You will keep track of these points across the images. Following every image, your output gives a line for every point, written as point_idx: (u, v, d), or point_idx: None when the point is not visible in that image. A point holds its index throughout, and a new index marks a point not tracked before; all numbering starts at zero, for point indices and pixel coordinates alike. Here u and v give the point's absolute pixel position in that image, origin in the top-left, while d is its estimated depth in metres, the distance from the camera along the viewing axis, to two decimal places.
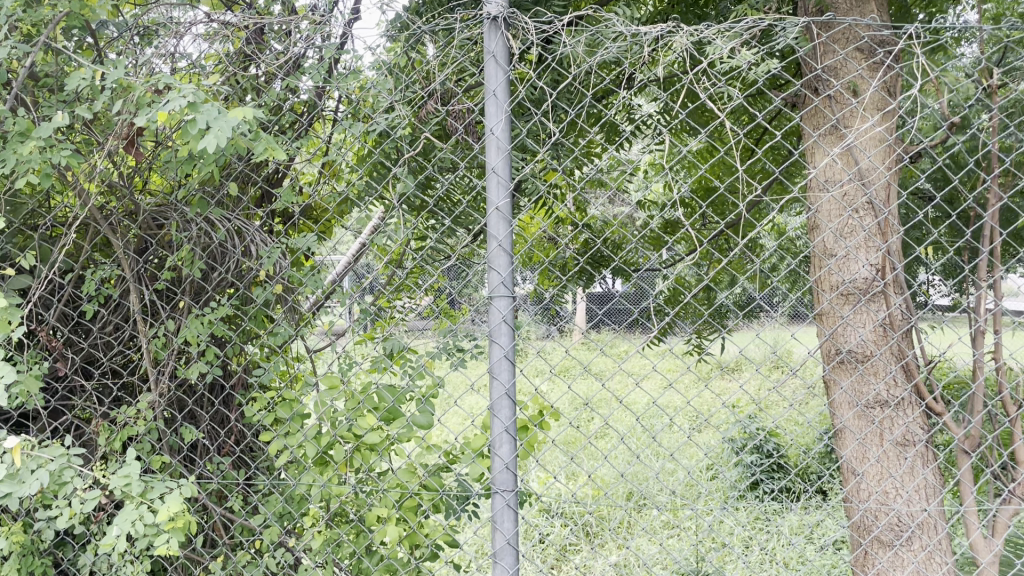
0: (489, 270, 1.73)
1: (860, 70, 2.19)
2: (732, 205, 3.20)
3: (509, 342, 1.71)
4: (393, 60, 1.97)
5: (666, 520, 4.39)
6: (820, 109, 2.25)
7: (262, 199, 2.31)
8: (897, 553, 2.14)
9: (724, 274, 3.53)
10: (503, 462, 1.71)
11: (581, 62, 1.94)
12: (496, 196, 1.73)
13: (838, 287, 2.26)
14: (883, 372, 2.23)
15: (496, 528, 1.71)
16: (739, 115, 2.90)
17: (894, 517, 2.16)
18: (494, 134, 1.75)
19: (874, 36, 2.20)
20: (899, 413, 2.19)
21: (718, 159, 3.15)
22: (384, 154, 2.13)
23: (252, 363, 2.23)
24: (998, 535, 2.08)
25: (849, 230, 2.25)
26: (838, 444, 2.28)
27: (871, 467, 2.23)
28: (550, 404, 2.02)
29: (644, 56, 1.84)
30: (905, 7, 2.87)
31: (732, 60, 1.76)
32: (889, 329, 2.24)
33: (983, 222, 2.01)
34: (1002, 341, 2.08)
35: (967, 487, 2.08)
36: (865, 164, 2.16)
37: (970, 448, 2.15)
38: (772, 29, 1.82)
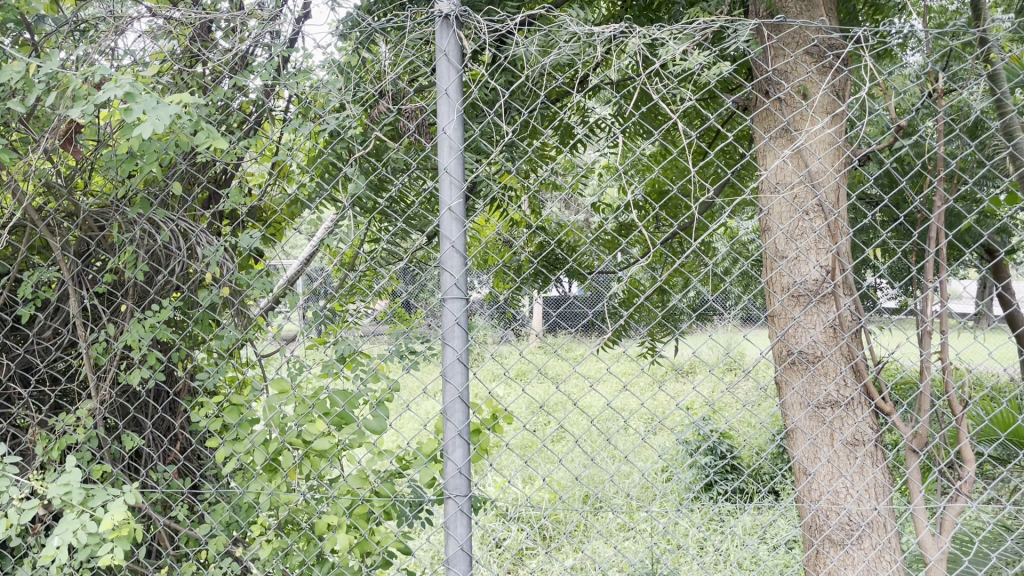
0: (442, 271, 1.69)
1: (811, 71, 2.20)
2: (685, 207, 3.22)
3: (461, 345, 1.67)
4: (343, 59, 1.93)
5: (622, 523, 4.43)
6: (771, 111, 2.26)
7: (209, 200, 2.25)
8: (848, 551, 2.15)
9: (677, 277, 3.57)
10: (457, 466, 1.68)
11: (534, 61, 1.93)
12: (449, 197, 1.70)
13: (790, 289, 2.27)
14: (834, 372, 2.24)
15: (448, 535, 1.67)
16: (692, 118, 2.91)
17: (845, 516, 2.18)
18: (446, 133, 1.72)
19: (824, 40, 2.22)
20: (849, 413, 2.22)
21: (671, 161, 3.17)
22: (336, 154, 2.09)
23: (198, 369, 2.18)
24: (946, 532, 2.08)
25: (800, 232, 2.26)
26: (790, 444, 2.29)
27: (822, 467, 2.24)
28: (504, 407, 1.97)
29: (598, 56, 1.82)
30: (852, 13, 2.93)
31: (685, 62, 1.77)
32: (839, 330, 2.24)
33: (930, 225, 2.03)
34: (949, 341, 2.10)
35: (916, 486, 2.08)
36: (815, 166, 2.18)
37: (918, 446, 2.15)
38: (724, 32, 1.83)
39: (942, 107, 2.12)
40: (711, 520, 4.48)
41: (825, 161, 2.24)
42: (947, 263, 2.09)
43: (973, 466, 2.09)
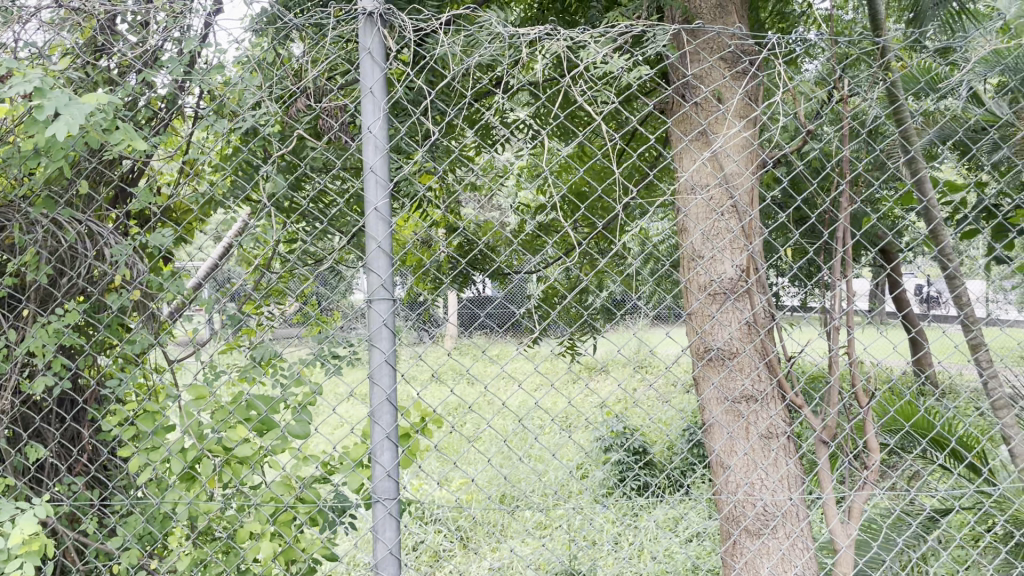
0: (368, 272, 1.67)
1: (727, 75, 2.26)
2: (604, 207, 3.28)
3: (389, 347, 1.65)
4: (260, 55, 1.88)
5: (541, 522, 4.48)
6: (688, 114, 2.30)
7: (116, 198, 2.15)
8: (765, 541, 2.21)
9: (595, 277, 3.63)
10: (385, 469, 1.66)
11: (457, 62, 1.92)
12: (374, 196, 1.68)
13: (707, 288, 2.32)
14: (750, 368, 2.30)
15: (376, 539, 1.65)
16: (610, 120, 2.96)
17: (761, 506, 2.24)
18: (372, 133, 1.69)
19: (737, 47, 2.27)
20: (764, 407, 2.29)
21: (590, 162, 3.23)
22: (253, 153, 2.04)
23: (107, 375, 2.09)
24: (854, 520, 2.17)
25: (717, 233, 2.29)
26: (709, 439, 2.34)
27: (740, 460, 2.30)
28: (431, 408, 1.93)
29: (522, 57, 1.83)
30: (759, 20, 3.03)
31: (607, 66, 1.81)
32: (753, 327, 2.31)
33: (839, 226, 2.11)
34: (855, 337, 2.20)
35: (826, 476, 2.17)
36: (731, 169, 2.24)
37: (829, 438, 2.23)
38: (644, 35, 1.89)
39: (847, 113, 2.21)
40: (628, 516, 4.58)
41: (739, 163, 2.30)
42: (855, 261, 2.18)
43: (879, 455, 2.19)
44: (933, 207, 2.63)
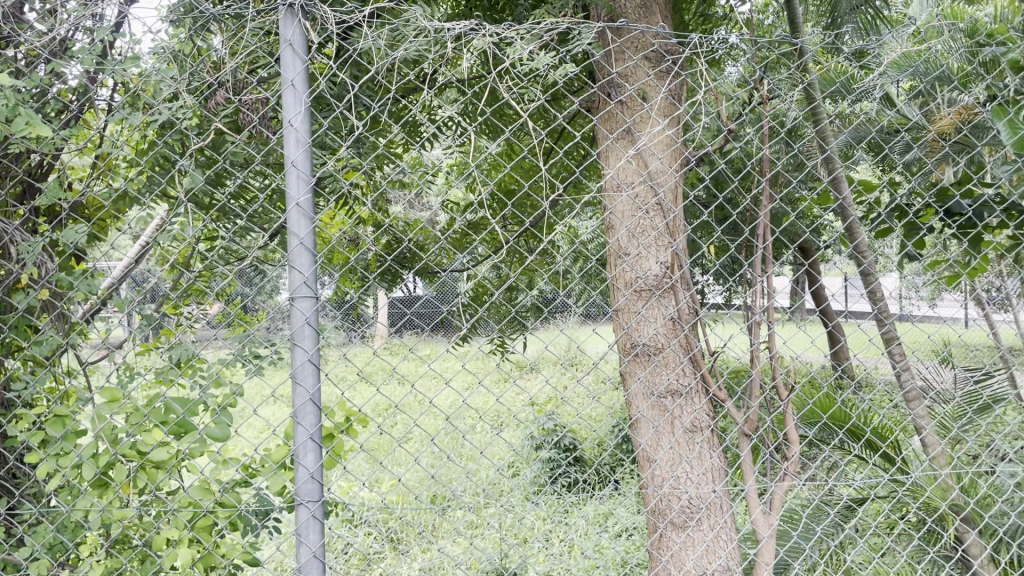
0: (290, 270, 1.62)
1: (651, 74, 2.27)
2: (531, 206, 3.30)
3: (312, 346, 1.61)
4: (177, 46, 1.82)
5: (472, 521, 4.47)
6: (613, 112, 2.31)
7: (23, 194, 2.03)
8: (690, 533, 2.24)
9: (524, 275, 3.64)
10: (308, 471, 1.62)
11: (382, 55, 1.90)
12: (296, 192, 1.64)
13: (633, 284, 2.34)
14: (674, 363, 2.33)
15: (300, 542, 1.61)
16: (537, 118, 2.98)
17: (686, 500, 2.27)
18: (293, 126, 1.65)
19: (660, 46, 2.30)
20: (689, 402, 2.32)
21: (517, 161, 3.24)
22: (170, 147, 1.97)
23: (13, 379, 1.99)
24: (776, 510, 2.22)
25: (642, 230, 2.31)
26: (635, 434, 2.36)
27: (665, 454, 2.33)
28: (357, 408, 1.89)
29: (448, 52, 1.82)
30: (682, 22, 3.10)
31: (532, 62, 1.81)
32: (678, 323, 2.34)
33: (759, 223, 2.15)
34: (775, 332, 2.25)
35: (748, 467, 2.21)
36: (655, 166, 2.26)
37: (750, 431, 2.27)
38: (570, 33, 1.90)
39: (767, 113, 2.27)
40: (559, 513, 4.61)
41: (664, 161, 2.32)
42: (775, 258, 2.23)
43: (799, 446, 2.25)
44: (849, 205, 2.72)
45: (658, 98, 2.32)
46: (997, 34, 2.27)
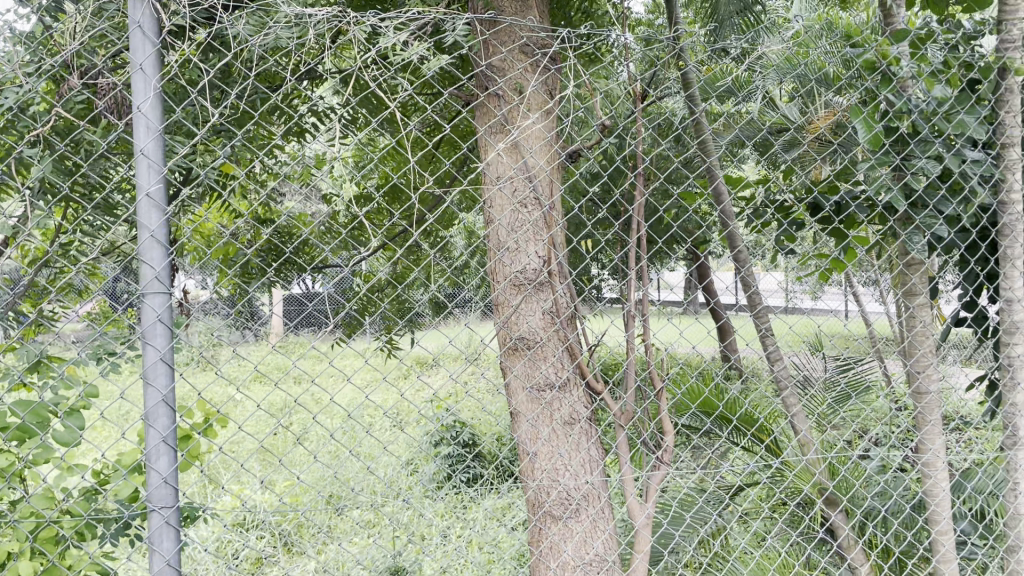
0: (140, 264, 1.53)
1: (524, 66, 2.26)
2: (418, 201, 3.28)
3: (165, 344, 1.53)
4: (18, 25, 1.70)
5: (366, 520, 4.42)
6: (487, 104, 2.29)
7: None
8: (566, 524, 2.26)
9: (411, 270, 3.62)
10: (162, 476, 1.54)
11: (243, 42, 1.82)
12: (146, 181, 1.54)
13: (509, 278, 2.32)
14: (550, 355, 2.34)
15: (154, 550, 1.53)
16: (420, 112, 2.96)
17: (562, 491, 2.28)
18: (142, 112, 1.55)
19: (533, 38, 2.30)
20: (564, 394, 2.33)
21: (401, 155, 3.21)
22: (16, 135, 1.85)
23: None
24: (649, 498, 2.26)
25: (518, 223, 2.30)
26: (512, 428, 2.36)
27: (542, 447, 2.34)
28: (218, 407, 1.83)
29: (311, 39, 1.76)
30: (564, 17, 3.13)
31: (401, 52, 1.78)
32: (555, 316, 2.35)
33: (631, 217, 2.18)
34: (648, 324, 2.29)
35: (623, 457, 2.25)
36: (530, 159, 2.25)
37: (625, 422, 2.31)
38: (442, 23, 1.87)
39: (640, 108, 2.30)
40: (454, 508, 4.61)
41: (539, 154, 2.32)
42: (648, 250, 2.26)
43: (672, 435, 2.30)
44: (723, 200, 2.80)
45: (531, 91, 2.32)
46: (852, 39, 2.40)
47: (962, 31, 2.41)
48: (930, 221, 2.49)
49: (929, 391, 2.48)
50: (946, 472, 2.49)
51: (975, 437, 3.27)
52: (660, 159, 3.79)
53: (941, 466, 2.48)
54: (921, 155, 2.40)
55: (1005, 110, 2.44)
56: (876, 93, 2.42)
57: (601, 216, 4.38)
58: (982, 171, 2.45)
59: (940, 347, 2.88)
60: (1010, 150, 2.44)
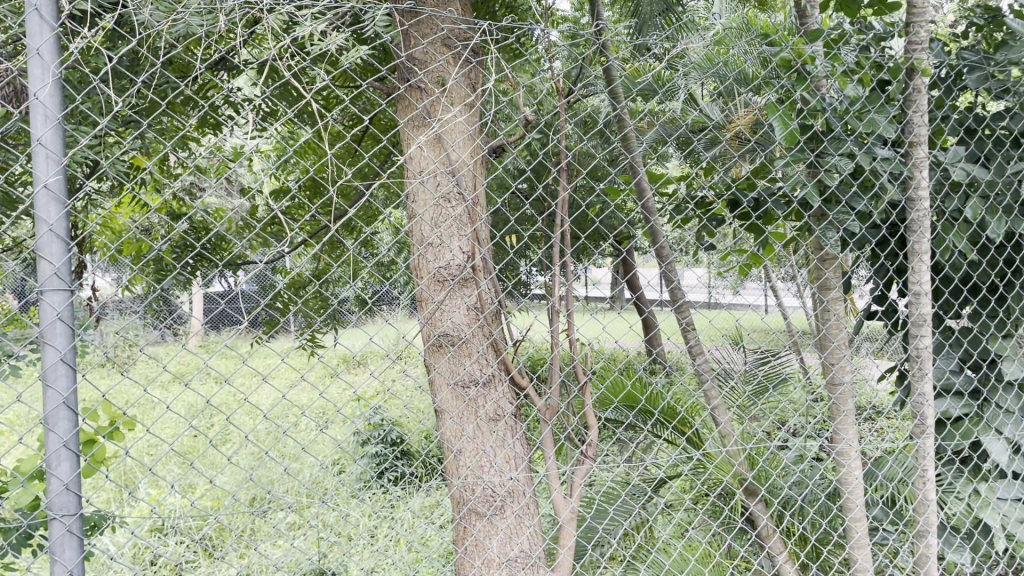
0: (38, 260, 1.41)
1: (446, 58, 2.23)
2: (339, 197, 3.22)
3: (66, 345, 1.42)
4: None
5: (289, 522, 4.34)
6: (407, 96, 2.24)
7: None
8: (489, 521, 2.25)
9: (334, 267, 3.56)
10: (63, 483, 1.44)
11: (151, 28, 1.75)
12: (44, 173, 1.42)
13: (432, 273, 2.29)
14: (474, 352, 2.32)
15: (55, 562, 1.44)
16: (343, 106, 2.91)
17: (486, 489, 2.27)
18: (40, 99, 1.42)
19: (454, 31, 2.27)
20: (488, 390, 2.31)
21: (322, 149, 3.15)
22: None
23: None
24: (573, 493, 2.27)
25: (440, 218, 2.27)
26: (436, 425, 2.33)
27: (465, 444, 2.32)
28: (126, 409, 1.75)
29: (224, 28, 1.70)
30: (488, 13, 3.12)
31: (319, 42, 1.72)
32: (478, 312, 2.32)
33: (554, 212, 2.17)
34: (571, 319, 2.29)
35: (547, 453, 2.25)
36: (452, 153, 2.22)
37: (549, 418, 2.31)
38: (362, 13, 1.83)
39: (563, 104, 2.30)
40: (380, 508, 4.57)
41: (460, 148, 2.29)
42: (571, 245, 2.26)
43: (596, 430, 2.32)
44: (645, 195, 2.82)
45: (453, 84, 2.29)
46: (768, 38, 2.45)
47: (873, 32, 2.57)
48: (842, 217, 2.57)
49: (842, 382, 2.56)
50: (858, 461, 2.57)
51: (886, 426, 3.39)
52: (584, 156, 3.82)
53: (854, 455, 2.56)
54: (834, 153, 2.49)
55: (914, 110, 2.46)
56: (792, 92, 2.48)
57: (527, 213, 4.39)
58: (891, 168, 2.54)
59: (852, 340, 3.00)
60: (917, 149, 2.47)
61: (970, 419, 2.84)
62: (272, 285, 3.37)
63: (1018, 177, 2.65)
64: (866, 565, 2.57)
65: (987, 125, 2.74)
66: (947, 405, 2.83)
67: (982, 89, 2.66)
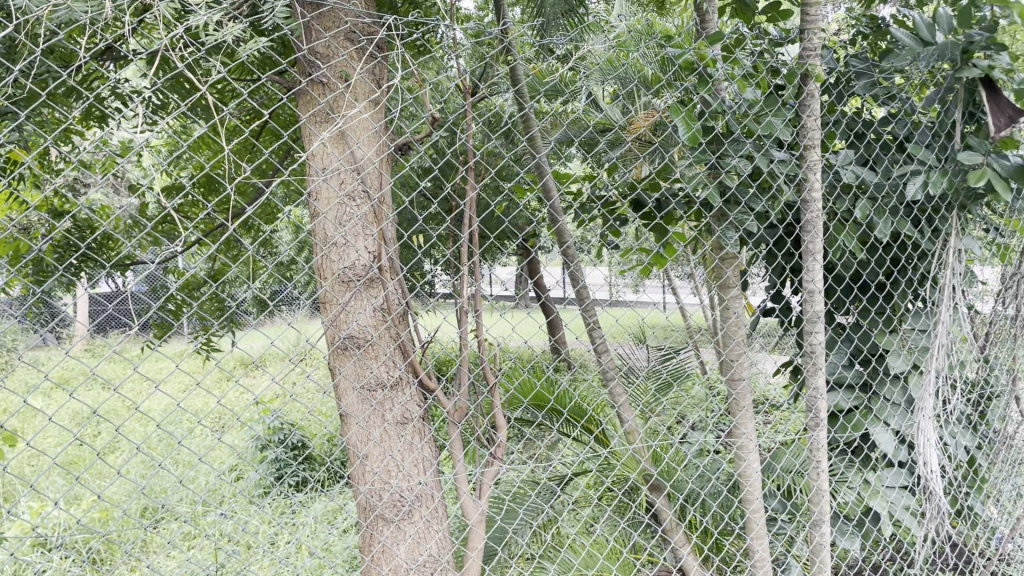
0: None
1: (349, 53, 2.17)
2: (240, 193, 3.11)
3: None
4: None
5: (186, 534, 4.17)
6: (310, 91, 2.17)
7: None
8: (397, 527, 2.21)
9: (233, 267, 3.43)
10: None
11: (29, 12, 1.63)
12: None
13: (336, 274, 2.22)
14: (381, 354, 2.26)
15: None
16: (239, 100, 2.81)
17: (393, 494, 2.22)
18: None
19: (358, 25, 2.21)
20: (395, 393, 2.27)
21: (221, 144, 3.04)
22: None
23: None
24: (483, 495, 2.25)
25: (345, 217, 2.20)
26: (342, 430, 2.27)
27: (372, 449, 2.27)
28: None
29: (110, 13, 1.60)
30: (393, 7, 3.07)
31: (214, 32, 1.65)
32: (385, 314, 2.27)
33: (463, 210, 2.14)
34: (481, 320, 2.27)
35: (457, 456, 2.22)
36: (357, 150, 2.17)
37: (458, 419, 2.29)
38: (261, 4, 1.76)
39: (469, 101, 2.28)
40: (283, 515, 4.45)
41: (365, 145, 2.23)
42: (481, 244, 2.24)
43: (505, 430, 2.31)
44: (554, 194, 2.82)
45: (357, 79, 2.23)
46: (670, 41, 2.50)
47: (770, 37, 2.63)
48: (742, 217, 2.67)
49: (743, 378, 2.63)
50: (756, 455, 2.65)
51: (781, 419, 3.52)
52: (490, 155, 3.82)
53: (752, 449, 2.64)
54: (735, 154, 2.56)
55: (807, 114, 2.54)
56: (693, 93, 2.54)
57: (434, 212, 4.36)
58: (787, 170, 2.63)
59: (751, 337, 3.13)
60: (812, 152, 2.54)
61: (860, 411, 3.01)
62: (164, 284, 3.22)
63: (902, 180, 2.79)
64: (765, 555, 2.65)
65: (874, 129, 2.87)
66: (839, 398, 3.01)
67: (868, 96, 2.79)
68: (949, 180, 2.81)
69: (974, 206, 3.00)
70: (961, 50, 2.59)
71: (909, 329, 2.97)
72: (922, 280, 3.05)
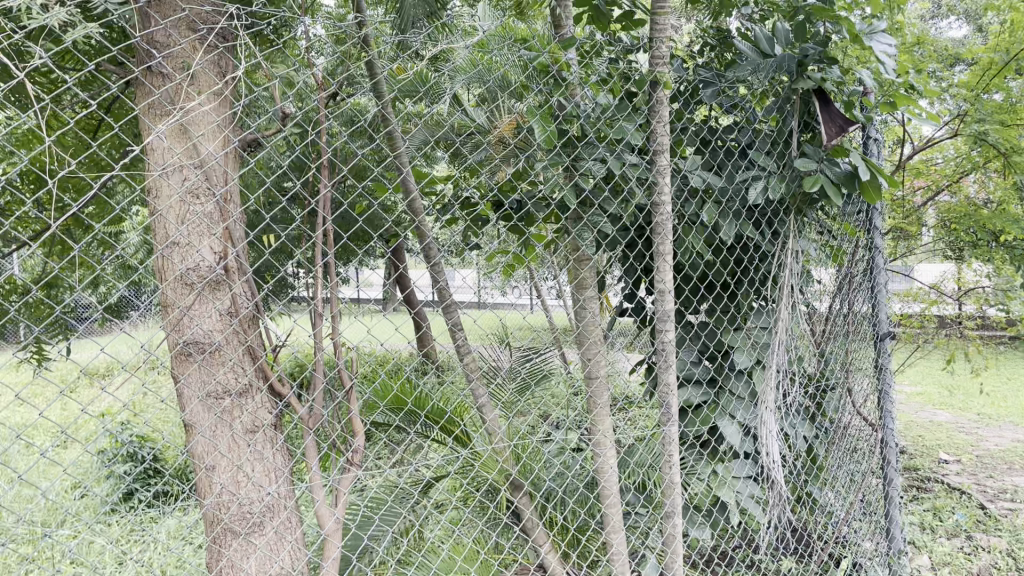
0: None
1: (188, 42, 2.06)
2: (75, 190, 2.90)
3: None
4: None
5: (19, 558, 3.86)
6: (145, 82, 2.05)
7: None
8: (246, 540, 2.13)
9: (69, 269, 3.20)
10: None
11: None
12: None
13: (176, 276, 2.10)
14: (227, 360, 2.16)
15: None
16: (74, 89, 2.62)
17: (241, 506, 2.13)
18: None
19: (198, 13, 2.11)
20: (243, 400, 2.17)
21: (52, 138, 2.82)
22: None
23: None
24: (339, 502, 2.20)
25: (185, 216, 2.09)
26: (185, 441, 2.15)
27: (219, 460, 2.16)
28: None
29: None
30: None
31: (37, 15, 1.52)
32: (230, 317, 2.17)
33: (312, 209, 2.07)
34: (335, 322, 2.22)
35: (311, 462, 2.16)
36: (197, 145, 2.06)
37: (312, 425, 2.22)
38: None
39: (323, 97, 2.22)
40: (130, 531, 4.20)
41: (207, 140, 2.13)
42: (335, 244, 2.19)
43: (362, 435, 2.27)
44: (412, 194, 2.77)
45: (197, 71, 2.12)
46: (527, 44, 2.53)
47: (621, 44, 2.71)
48: (597, 219, 2.73)
49: (598, 376, 2.68)
50: (613, 451, 2.72)
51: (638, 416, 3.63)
52: (347, 154, 3.75)
53: (609, 445, 2.70)
54: (588, 157, 2.62)
55: (657, 119, 2.61)
56: (550, 97, 2.57)
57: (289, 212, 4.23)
58: (639, 174, 2.71)
59: (607, 336, 3.22)
60: (661, 156, 2.61)
61: (708, 406, 3.14)
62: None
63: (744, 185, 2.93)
64: (621, 548, 2.73)
65: (720, 136, 3.00)
66: (688, 394, 3.13)
67: (715, 103, 2.91)
68: (786, 185, 2.98)
69: (809, 210, 3.20)
70: (797, 62, 2.78)
71: (752, 326, 3.14)
72: (764, 280, 3.22)
